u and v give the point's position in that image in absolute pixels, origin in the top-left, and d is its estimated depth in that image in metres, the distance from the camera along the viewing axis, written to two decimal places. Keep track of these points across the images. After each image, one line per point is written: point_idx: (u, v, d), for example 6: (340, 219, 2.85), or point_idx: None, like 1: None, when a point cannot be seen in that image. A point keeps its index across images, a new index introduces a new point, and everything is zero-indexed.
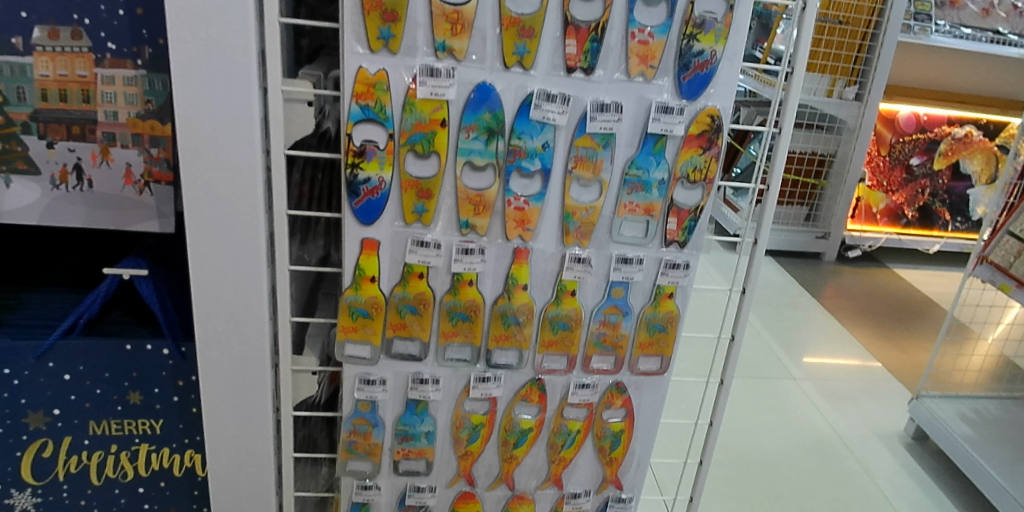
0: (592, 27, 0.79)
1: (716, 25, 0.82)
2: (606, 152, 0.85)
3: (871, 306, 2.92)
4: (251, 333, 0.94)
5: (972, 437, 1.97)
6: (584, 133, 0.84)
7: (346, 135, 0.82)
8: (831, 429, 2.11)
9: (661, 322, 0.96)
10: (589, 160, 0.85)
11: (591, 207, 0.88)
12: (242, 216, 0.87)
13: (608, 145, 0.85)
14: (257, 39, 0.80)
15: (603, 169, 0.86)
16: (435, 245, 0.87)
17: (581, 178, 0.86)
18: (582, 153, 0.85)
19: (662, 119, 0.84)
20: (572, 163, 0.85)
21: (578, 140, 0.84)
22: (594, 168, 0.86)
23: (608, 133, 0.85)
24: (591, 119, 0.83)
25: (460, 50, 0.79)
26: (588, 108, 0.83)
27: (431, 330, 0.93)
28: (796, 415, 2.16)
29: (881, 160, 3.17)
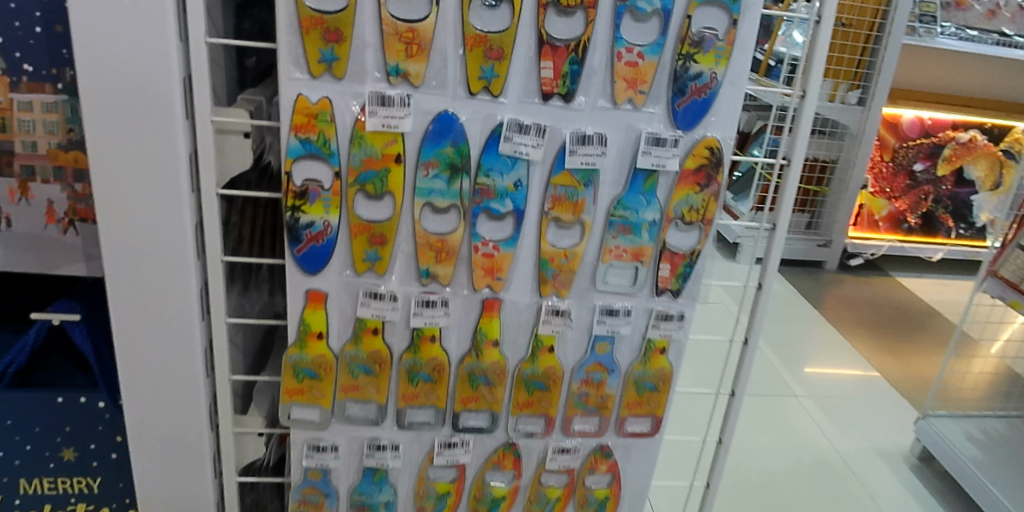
0: (571, 46, 0.68)
1: (717, 44, 0.70)
2: (588, 191, 0.74)
3: (872, 315, 2.60)
4: (187, 394, 0.83)
5: (983, 460, 1.71)
6: (562, 169, 0.72)
7: (285, 173, 0.70)
8: (829, 446, 1.85)
9: (652, 380, 0.86)
10: (569, 199, 0.74)
11: (570, 252, 0.76)
12: (172, 265, 0.76)
13: (590, 182, 0.74)
14: (181, 63, 0.69)
15: (585, 210, 0.75)
16: (390, 298, 0.77)
17: (559, 220, 0.75)
18: (560, 191, 0.73)
19: (653, 152, 0.73)
20: (548, 203, 0.74)
21: (556, 178, 0.73)
22: (574, 209, 0.74)
23: (590, 169, 0.73)
24: (570, 153, 0.71)
25: (416, 74, 0.67)
26: (567, 140, 0.71)
27: (388, 392, 0.83)
28: (781, 441, 1.84)
29: (885, 165, 2.84)
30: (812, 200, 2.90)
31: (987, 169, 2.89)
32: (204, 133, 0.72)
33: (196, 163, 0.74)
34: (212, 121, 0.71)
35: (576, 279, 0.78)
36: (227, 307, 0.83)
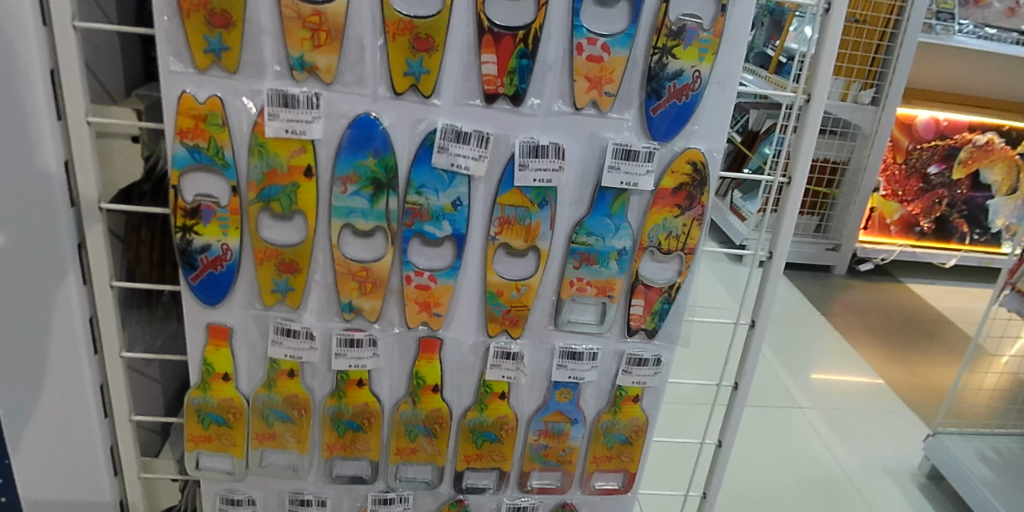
0: (519, 36, 0.55)
1: (701, 35, 0.57)
2: (544, 213, 0.61)
3: (879, 323, 2.38)
4: (82, 444, 0.69)
5: (997, 484, 1.45)
6: (511, 186, 0.59)
7: (171, 187, 0.57)
8: (836, 464, 1.60)
9: (624, 432, 0.73)
10: (520, 223, 0.61)
11: (524, 285, 0.63)
12: (50, 296, 0.61)
13: (547, 202, 0.61)
14: (46, 52, 0.55)
15: (540, 235, 0.62)
16: (306, 336, 0.64)
17: (510, 248, 0.62)
18: (507, 213, 0.60)
19: (623, 167, 0.60)
20: (496, 227, 0.61)
21: (504, 196, 0.60)
22: (526, 234, 0.61)
23: (546, 186, 0.60)
24: (520, 167, 0.59)
25: (327, 69, 0.55)
26: (516, 151, 0.58)
27: (310, 442, 0.70)
28: (784, 456, 1.59)
29: (898, 169, 2.67)
30: (822, 204, 2.72)
31: (1006, 173, 2.70)
32: (81, 138, 0.58)
33: (73, 173, 0.59)
34: (89, 121, 0.58)
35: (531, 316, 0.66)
36: (124, 340, 0.69)
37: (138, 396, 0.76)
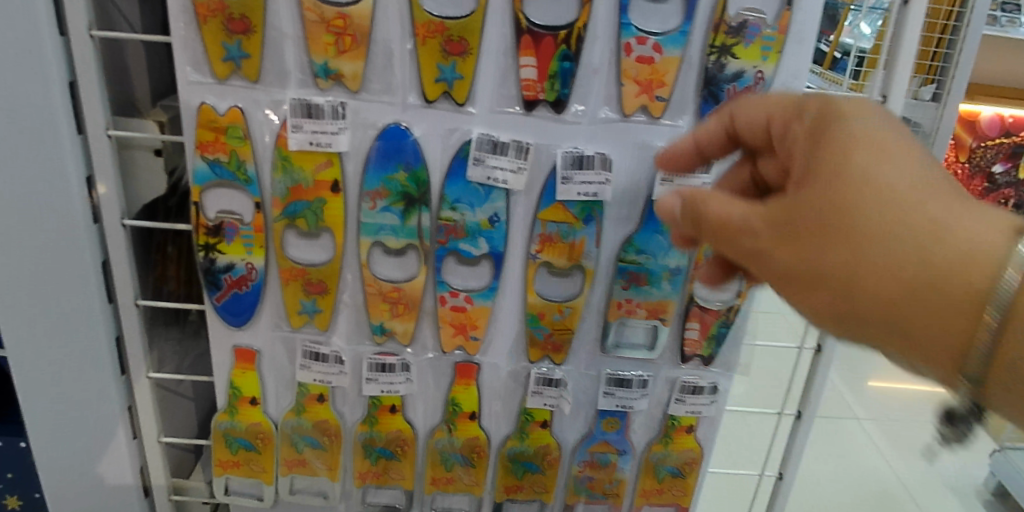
0: (560, 36, 0.50)
1: (764, 31, 0.51)
2: (589, 230, 0.56)
3: None
4: (110, 468, 0.66)
5: None
6: (553, 201, 0.55)
7: (193, 204, 0.55)
8: (897, 479, 1.32)
9: (676, 465, 0.67)
10: (563, 240, 0.56)
11: (567, 306, 0.58)
12: (74, 313, 0.59)
13: (592, 217, 0.55)
14: (64, 62, 0.53)
15: (584, 253, 0.56)
16: (336, 359, 0.60)
17: (553, 267, 0.57)
18: (549, 229, 0.56)
19: (676, 178, 0.54)
20: (537, 244, 0.56)
21: (545, 212, 0.55)
22: (570, 252, 0.56)
23: (591, 201, 0.55)
24: (563, 180, 0.54)
25: (353, 76, 0.51)
26: (558, 162, 0.53)
27: (342, 470, 0.65)
28: (844, 468, 1.31)
29: (964, 168, 1.91)
30: None
31: None
32: (102, 151, 0.56)
33: (96, 189, 0.57)
34: (109, 135, 0.56)
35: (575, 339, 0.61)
36: (154, 360, 0.67)
37: (170, 417, 0.72)
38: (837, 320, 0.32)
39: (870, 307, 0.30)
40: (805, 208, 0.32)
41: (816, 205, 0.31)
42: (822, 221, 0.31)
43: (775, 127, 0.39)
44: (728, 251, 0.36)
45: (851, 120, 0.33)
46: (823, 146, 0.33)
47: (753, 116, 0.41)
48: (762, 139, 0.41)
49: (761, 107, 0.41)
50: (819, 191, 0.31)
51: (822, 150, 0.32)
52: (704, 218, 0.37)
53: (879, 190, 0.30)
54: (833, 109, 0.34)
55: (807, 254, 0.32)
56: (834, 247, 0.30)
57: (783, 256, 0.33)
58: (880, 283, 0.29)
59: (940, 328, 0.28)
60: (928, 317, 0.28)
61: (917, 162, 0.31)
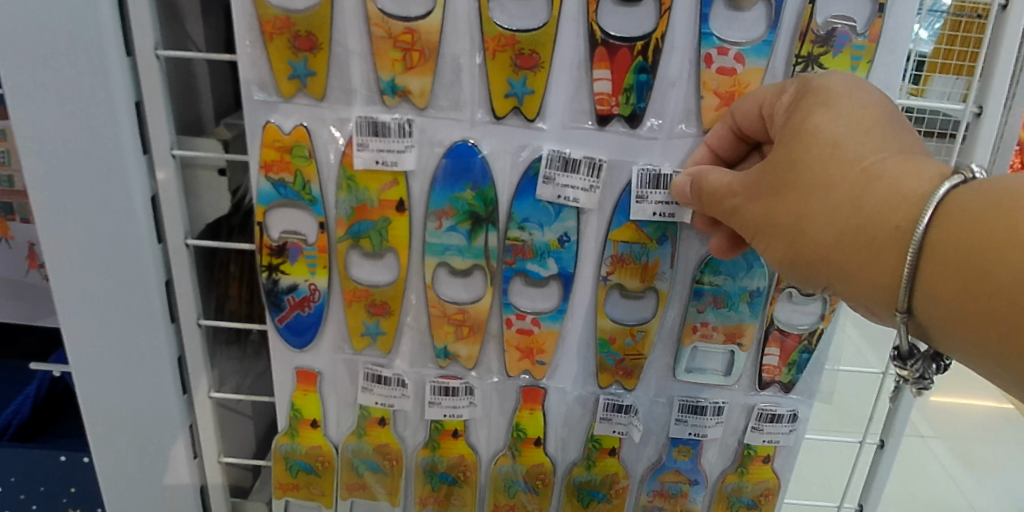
0: (637, 48, 0.48)
1: (854, 40, 0.47)
2: (664, 251, 0.53)
3: None
4: (170, 488, 0.66)
5: None
6: (624, 220, 0.52)
7: (257, 224, 0.54)
8: (966, 502, 1.19)
9: (752, 497, 0.63)
10: (635, 261, 0.53)
11: (639, 330, 0.56)
12: (139, 333, 0.59)
13: (667, 237, 0.53)
14: (130, 82, 0.53)
15: (658, 275, 0.54)
16: (398, 382, 0.58)
17: (625, 289, 0.54)
18: (620, 249, 0.53)
19: None
20: (607, 266, 0.54)
21: (616, 232, 0.52)
22: (644, 274, 0.54)
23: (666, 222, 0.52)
24: (638, 199, 0.51)
25: (420, 93, 0.49)
26: (633, 181, 0.51)
27: (402, 495, 0.64)
28: (905, 490, 1.18)
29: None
30: None
31: None
32: (166, 172, 0.56)
33: (159, 207, 0.57)
34: (174, 154, 0.56)
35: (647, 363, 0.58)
36: (213, 379, 0.66)
37: (231, 435, 0.72)
38: (794, 264, 0.40)
39: (812, 245, 0.37)
40: (765, 169, 0.41)
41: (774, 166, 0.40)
42: (774, 177, 0.40)
43: (765, 112, 0.44)
44: (716, 214, 0.45)
45: (817, 91, 0.40)
46: (793, 114, 0.41)
47: (745, 106, 0.46)
48: (759, 127, 0.46)
49: (752, 95, 0.45)
50: (776, 153, 0.40)
51: (794, 115, 0.40)
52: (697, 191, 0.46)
53: (828, 143, 0.37)
54: (813, 84, 0.41)
55: (763, 204, 0.40)
56: (785, 201, 0.39)
57: (748, 208, 0.42)
58: (818, 223, 0.37)
59: (866, 262, 0.35)
60: (853, 250, 0.35)
61: (869, 119, 0.38)
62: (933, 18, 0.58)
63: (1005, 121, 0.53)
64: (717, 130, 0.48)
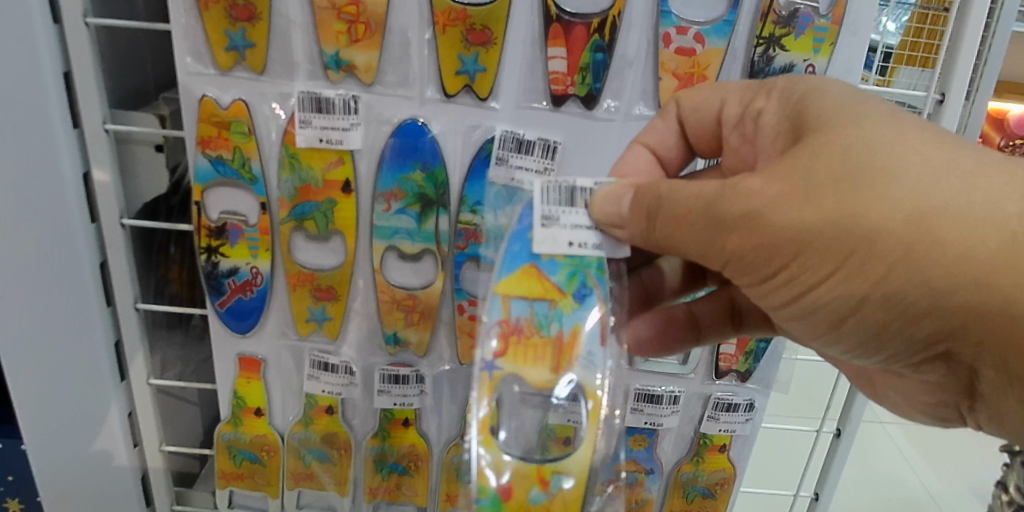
0: (593, 25, 0.45)
1: (817, 22, 0.46)
2: (582, 317, 0.40)
3: None
4: (110, 477, 0.63)
5: None
6: (520, 264, 0.40)
7: (194, 204, 0.51)
8: (922, 488, 1.21)
9: (707, 485, 0.63)
10: (539, 332, 0.39)
11: (551, 473, 0.38)
12: (73, 317, 0.56)
13: (584, 291, 0.40)
14: (57, 51, 0.49)
15: (573, 355, 0.39)
16: (346, 370, 0.57)
17: (527, 383, 0.39)
18: (514, 314, 0.40)
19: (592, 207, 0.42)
20: (497, 340, 0.39)
21: (509, 283, 0.40)
22: (549, 350, 0.39)
23: (581, 262, 0.41)
24: (545, 221, 0.40)
25: (366, 67, 0.47)
26: (537, 198, 0.41)
27: (351, 485, 0.62)
28: (864, 478, 1.19)
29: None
30: None
31: None
32: (98, 147, 0.53)
33: (93, 187, 0.54)
34: (106, 130, 0.52)
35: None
36: (154, 366, 0.63)
37: (174, 423, 0.68)
38: (885, 296, 0.35)
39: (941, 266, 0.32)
40: (822, 165, 0.34)
41: (834, 163, 0.34)
42: (839, 175, 0.34)
43: (727, 110, 0.44)
44: (723, 230, 0.37)
45: (816, 89, 0.39)
46: (815, 103, 0.38)
47: (700, 108, 0.45)
48: (710, 125, 0.46)
49: (715, 92, 0.44)
50: (834, 140, 0.35)
51: (820, 103, 0.38)
52: (659, 210, 0.39)
53: (917, 133, 0.34)
54: (811, 82, 0.40)
55: (836, 207, 0.33)
56: (874, 206, 0.33)
57: (797, 215, 0.34)
58: (963, 237, 0.32)
59: None
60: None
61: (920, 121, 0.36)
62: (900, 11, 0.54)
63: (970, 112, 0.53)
64: (659, 127, 0.46)
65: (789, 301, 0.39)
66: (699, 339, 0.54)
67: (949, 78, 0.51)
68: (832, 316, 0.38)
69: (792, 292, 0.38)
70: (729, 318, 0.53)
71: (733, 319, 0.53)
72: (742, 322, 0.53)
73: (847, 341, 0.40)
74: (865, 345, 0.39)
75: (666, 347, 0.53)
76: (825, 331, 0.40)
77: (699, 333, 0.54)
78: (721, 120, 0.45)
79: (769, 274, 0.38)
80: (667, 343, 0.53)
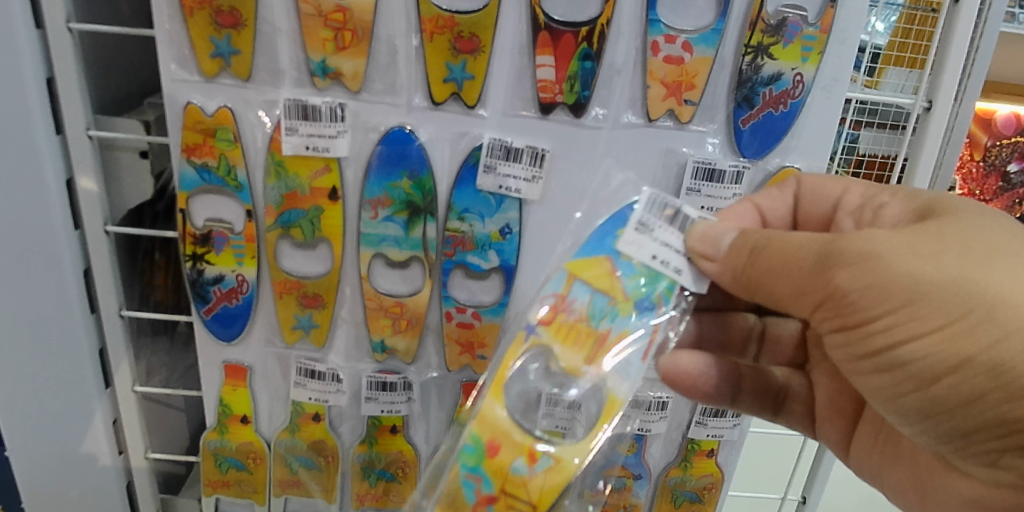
0: (582, 34, 0.45)
1: (805, 30, 0.46)
2: (636, 327, 0.40)
3: None
4: (95, 484, 0.62)
5: None
6: (598, 254, 0.40)
7: (178, 211, 0.51)
8: None
9: (694, 490, 0.63)
10: (589, 322, 0.40)
11: (543, 454, 0.38)
12: (55, 324, 0.55)
13: (647, 303, 0.40)
14: (40, 57, 0.49)
15: (611, 358, 0.39)
16: (333, 377, 0.56)
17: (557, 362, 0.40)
18: (573, 299, 0.40)
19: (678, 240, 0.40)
20: (545, 310, 0.40)
21: (582, 266, 0.40)
22: (590, 343, 0.39)
23: (654, 279, 0.40)
24: (638, 226, 0.40)
25: (353, 75, 0.47)
26: (641, 203, 0.40)
27: (339, 492, 0.62)
28: None
29: (975, 167, 1.35)
30: None
31: None
32: (83, 154, 0.52)
33: (76, 193, 0.53)
34: (90, 136, 0.52)
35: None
36: (139, 372, 0.62)
37: (158, 430, 0.67)
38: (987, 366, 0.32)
39: None
40: (956, 234, 0.34)
41: (969, 236, 0.34)
42: (966, 244, 0.34)
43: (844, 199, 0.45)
44: (822, 266, 0.36)
45: (946, 196, 0.39)
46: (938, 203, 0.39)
47: (819, 192, 0.46)
48: (822, 213, 0.46)
49: (838, 183, 0.45)
50: (966, 221, 0.35)
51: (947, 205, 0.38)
52: (764, 249, 0.38)
53: None
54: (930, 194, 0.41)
55: (958, 265, 0.33)
56: (1002, 273, 0.33)
57: (912, 262, 0.33)
58: None
59: None
60: None
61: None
62: (890, 12, 0.57)
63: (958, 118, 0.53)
64: (772, 193, 0.46)
65: (871, 350, 0.36)
66: (732, 404, 0.52)
67: (937, 82, 0.51)
68: (923, 373, 0.34)
69: (886, 340, 0.35)
70: (771, 404, 0.54)
71: (774, 405, 0.54)
72: (779, 410, 0.54)
73: (929, 403, 0.36)
74: (942, 411, 0.35)
75: (696, 393, 0.50)
76: (905, 392, 0.36)
77: (736, 399, 0.52)
78: (837, 209, 0.45)
79: (852, 320, 0.35)
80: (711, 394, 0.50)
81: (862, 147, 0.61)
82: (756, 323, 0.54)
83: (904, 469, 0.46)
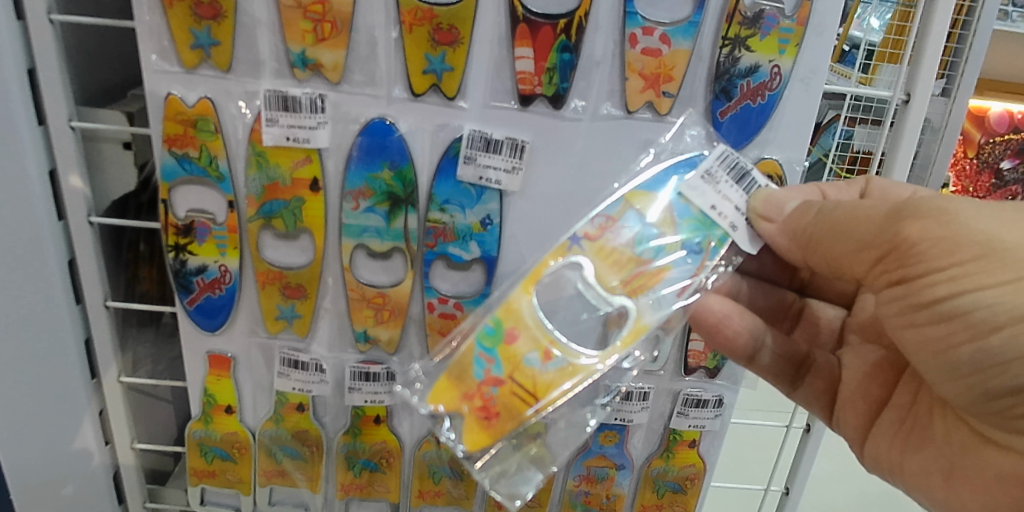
0: (560, 26, 0.46)
1: (782, 23, 0.46)
2: (681, 264, 0.43)
3: None
4: (81, 475, 0.63)
5: None
6: (657, 193, 0.44)
7: (160, 202, 0.51)
8: None
9: (676, 480, 0.64)
10: (635, 250, 0.43)
11: (557, 353, 0.42)
12: (41, 315, 0.55)
13: (698, 248, 0.43)
14: (21, 48, 0.49)
15: (648, 289, 0.43)
16: (316, 368, 0.57)
17: (595, 279, 0.43)
18: (623, 226, 0.44)
19: (733, 195, 0.44)
20: (593, 229, 0.44)
21: (641, 199, 0.44)
22: (632, 270, 0.43)
23: (710, 230, 0.43)
24: (705, 176, 0.44)
25: (333, 66, 0.47)
26: (713, 157, 0.44)
27: (324, 482, 0.62)
28: None
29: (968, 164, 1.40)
30: None
31: None
32: (65, 145, 0.52)
33: (60, 186, 0.54)
34: (72, 127, 0.52)
35: (525, 424, 0.41)
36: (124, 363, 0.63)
37: (144, 421, 0.68)
38: None
39: None
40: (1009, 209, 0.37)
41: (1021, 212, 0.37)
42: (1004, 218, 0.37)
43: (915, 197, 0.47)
44: (884, 222, 0.39)
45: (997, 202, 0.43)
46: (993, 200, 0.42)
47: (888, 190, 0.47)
48: None
49: (904, 186, 0.48)
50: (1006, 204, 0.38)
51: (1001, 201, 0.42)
52: (831, 209, 0.42)
53: None
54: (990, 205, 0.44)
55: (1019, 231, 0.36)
56: None
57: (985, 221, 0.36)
58: None
59: None
60: None
61: None
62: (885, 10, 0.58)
63: (948, 111, 0.53)
64: (839, 188, 0.48)
65: (927, 301, 0.38)
66: (749, 362, 0.54)
67: (914, 74, 0.51)
68: (983, 322, 0.36)
69: (947, 289, 0.37)
70: (790, 377, 0.56)
71: (792, 378, 0.56)
72: (797, 386, 0.56)
73: (982, 355, 0.37)
74: (995, 365, 0.37)
75: (716, 341, 0.52)
76: (960, 343, 0.38)
77: (754, 359, 0.54)
78: None
79: (912, 272, 0.38)
80: (735, 352, 0.52)
81: (856, 144, 0.61)
82: (795, 299, 0.58)
83: (931, 450, 0.47)
